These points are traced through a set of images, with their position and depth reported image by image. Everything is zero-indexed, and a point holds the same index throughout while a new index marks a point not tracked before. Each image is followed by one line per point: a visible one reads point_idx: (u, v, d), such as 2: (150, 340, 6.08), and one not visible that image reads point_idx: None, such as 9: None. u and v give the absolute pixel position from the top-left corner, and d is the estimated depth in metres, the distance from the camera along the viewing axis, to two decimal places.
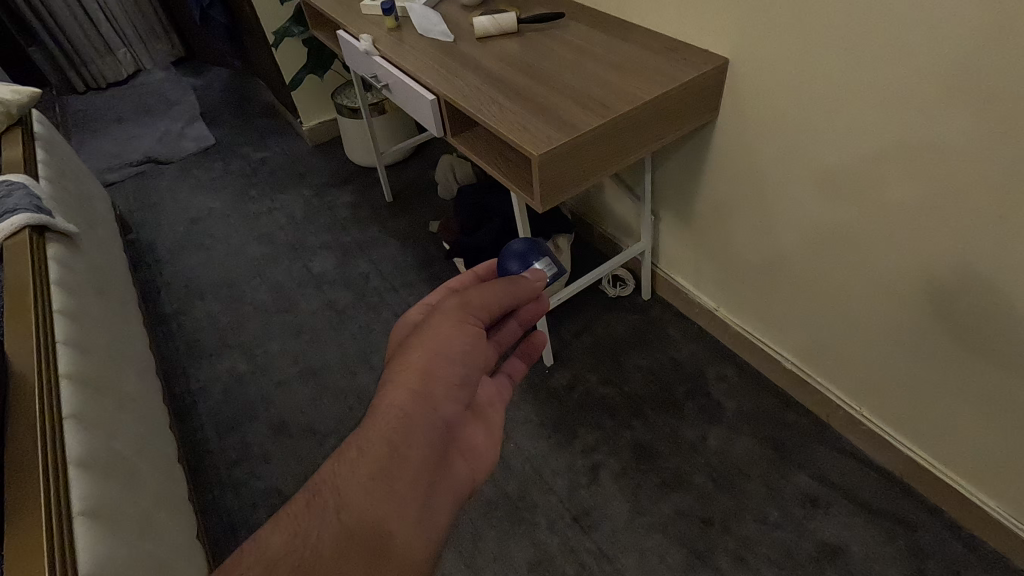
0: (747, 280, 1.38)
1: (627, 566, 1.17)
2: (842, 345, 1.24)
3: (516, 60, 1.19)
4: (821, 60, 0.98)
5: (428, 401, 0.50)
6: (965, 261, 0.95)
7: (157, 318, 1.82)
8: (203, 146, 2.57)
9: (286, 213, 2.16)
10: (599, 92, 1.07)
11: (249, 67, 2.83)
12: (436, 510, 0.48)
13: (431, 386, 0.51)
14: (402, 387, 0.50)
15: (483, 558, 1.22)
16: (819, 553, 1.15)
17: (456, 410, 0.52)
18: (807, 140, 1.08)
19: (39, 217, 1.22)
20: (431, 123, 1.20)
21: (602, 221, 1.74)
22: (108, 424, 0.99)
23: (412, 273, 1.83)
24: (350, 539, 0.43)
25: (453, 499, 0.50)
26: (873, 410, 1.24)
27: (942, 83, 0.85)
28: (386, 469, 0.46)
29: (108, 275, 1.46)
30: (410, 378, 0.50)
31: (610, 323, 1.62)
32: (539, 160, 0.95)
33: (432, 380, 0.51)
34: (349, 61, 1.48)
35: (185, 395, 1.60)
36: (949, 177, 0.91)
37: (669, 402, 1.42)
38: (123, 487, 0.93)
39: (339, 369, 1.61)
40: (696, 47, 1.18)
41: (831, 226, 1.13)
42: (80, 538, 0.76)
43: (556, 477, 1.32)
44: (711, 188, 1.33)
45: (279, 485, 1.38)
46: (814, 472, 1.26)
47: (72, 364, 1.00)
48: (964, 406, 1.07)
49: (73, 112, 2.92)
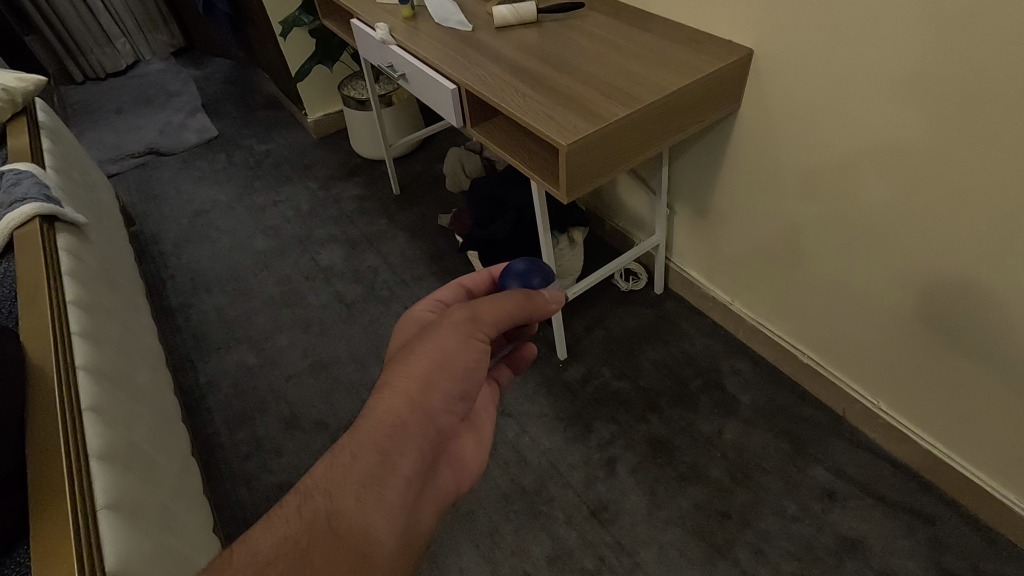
0: (762, 274, 1.37)
1: (646, 559, 1.17)
2: (858, 340, 1.23)
3: (537, 50, 1.17)
4: (845, 52, 0.97)
5: (422, 414, 0.62)
6: (988, 255, 0.95)
7: (163, 311, 1.80)
8: (205, 138, 2.54)
9: (292, 206, 2.13)
10: (623, 82, 1.06)
11: (251, 57, 2.80)
12: (419, 504, 0.62)
13: (428, 397, 0.62)
14: (403, 396, 0.61)
15: (501, 551, 1.21)
16: (838, 546, 1.15)
17: (447, 418, 0.64)
18: (830, 134, 1.07)
19: (49, 207, 1.19)
20: (451, 113, 1.19)
21: (614, 214, 1.73)
22: (126, 418, 0.98)
23: (422, 266, 1.82)
24: (337, 537, 0.56)
25: (434, 493, 0.64)
26: (891, 404, 1.24)
27: (974, 74, 0.84)
28: (377, 474, 0.59)
29: (118, 267, 1.44)
30: (410, 390, 0.61)
31: (623, 316, 1.62)
32: (566, 151, 0.94)
33: (428, 397, 0.62)
34: (363, 51, 1.46)
35: (193, 388, 1.58)
36: (978, 172, 0.90)
37: (683, 395, 1.42)
38: (143, 480, 0.92)
39: (350, 362, 1.59)
40: (718, 37, 1.16)
41: (851, 220, 1.12)
42: (106, 533, 0.75)
43: (572, 471, 1.31)
44: (729, 180, 1.32)
45: (292, 479, 1.36)
46: (831, 465, 1.27)
47: (88, 356, 0.99)
48: (985, 400, 1.07)
49: (72, 103, 2.88)
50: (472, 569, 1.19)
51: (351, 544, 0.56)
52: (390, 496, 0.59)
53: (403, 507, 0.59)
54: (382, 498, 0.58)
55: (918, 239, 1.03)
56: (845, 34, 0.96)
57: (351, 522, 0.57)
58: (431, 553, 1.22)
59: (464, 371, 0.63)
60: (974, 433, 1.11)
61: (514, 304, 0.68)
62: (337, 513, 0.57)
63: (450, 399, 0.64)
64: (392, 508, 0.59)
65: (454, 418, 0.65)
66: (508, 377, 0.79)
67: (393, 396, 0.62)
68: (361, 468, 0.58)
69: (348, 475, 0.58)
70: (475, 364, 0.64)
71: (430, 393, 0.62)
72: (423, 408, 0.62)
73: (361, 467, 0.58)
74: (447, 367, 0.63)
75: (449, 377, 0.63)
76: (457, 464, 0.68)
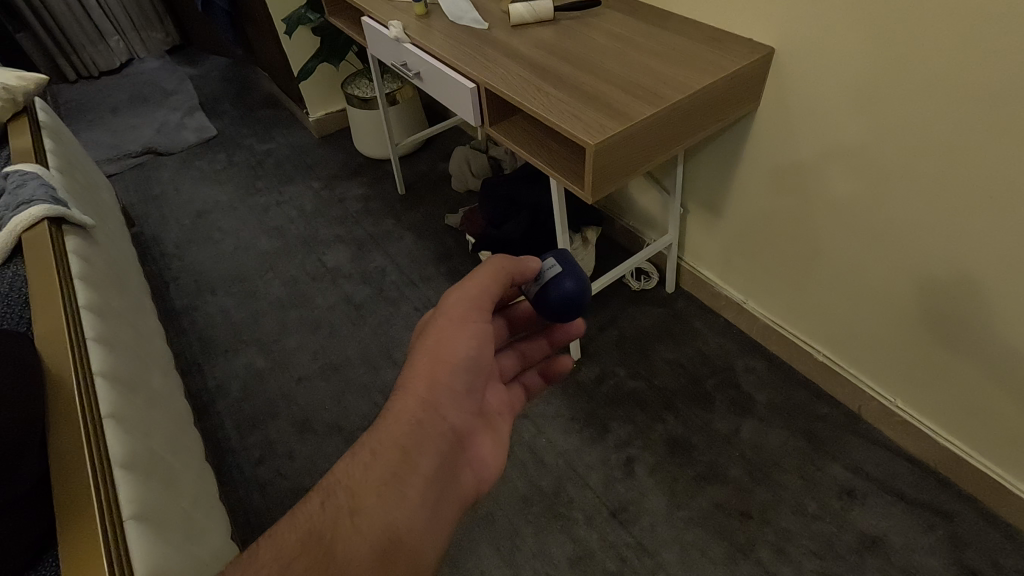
0: (777, 272, 1.37)
1: (668, 560, 1.17)
2: (875, 338, 1.23)
3: (555, 48, 1.16)
4: (863, 48, 0.97)
5: (433, 411, 0.63)
6: (1003, 250, 0.95)
7: (167, 313, 1.77)
8: (205, 137, 2.51)
9: (296, 206, 2.11)
10: (647, 81, 1.05)
11: (249, 55, 2.76)
12: (442, 506, 0.62)
13: (437, 393, 0.64)
14: (412, 394, 0.63)
15: (522, 554, 1.20)
16: (859, 544, 1.16)
17: (460, 415, 0.65)
18: (848, 132, 1.07)
19: (57, 209, 1.16)
20: (469, 111, 1.18)
21: (624, 213, 1.73)
22: (144, 424, 0.95)
23: (431, 266, 1.81)
24: (362, 537, 0.56)
25: (457, 495, 0.64)
26: (908, 401, 1.24)
27: (998, 73, 0.84)
28: (396, 472, 0.59)
29: (125, 269, 1.41)
30: (419, 388, 0.63)
31: (636, 316, 1.61)
32: (594, 150, 0.93)
33: (436, 393, 0.64)
34: (375, 49, 1.45)
35: (201, 392, 1.56)
36: (1002, 170, 0.89)
37: (700, 395, 1.42)
38: (165, 487, 0.90)
39: (361, 364, 1.57)
40: (736, 34, 1.16)
41: (866, 219, 1.12)
42: (134, 543, 0.73)
43: (591, 472, 1.31)
44: (745, 180, 1.32)
45: (306, 484, 1.34)
46: (849, 464, 1.27)
47: (104, 363, 0.96)
48: (1001, 397, 1.07)
49: (66, 102, 2.83)
50: (494, 572, 1.18)
51: (374, 543, 0.56)
52: (410, 494, 0.59)
53: (424, 505, 0.60)
54: (401, 496, 0.58)
55: (930, 236, 1.03)
56: (865, 32, 0.95)
57: (373, 520, 0.56)
58: (451, 556, 1.21)
59: (465, 362, 0.65)
60: (990, 428, 1.12)
61: (495, 268, 0.72)
62: (359, 511, 0.56)
63: (458, 394, 0.65)
64: (414, 506, 0.59)
65: (465, 414, 0.66)
66: (539, 386, 0.83)
67: (405, 396, 0.63)
68: (381, 466, 0.59)
69: (368, 474, 0.59)
70: (475, 353, 0.66)
71: (437, 389, 0.64)
72: (433, 404, 0.63)
73: (380, 465, 0.59)
74: (450, 361, 0.65)
75: (452, 370, 0.65)
76: (477, 464, 0.68)
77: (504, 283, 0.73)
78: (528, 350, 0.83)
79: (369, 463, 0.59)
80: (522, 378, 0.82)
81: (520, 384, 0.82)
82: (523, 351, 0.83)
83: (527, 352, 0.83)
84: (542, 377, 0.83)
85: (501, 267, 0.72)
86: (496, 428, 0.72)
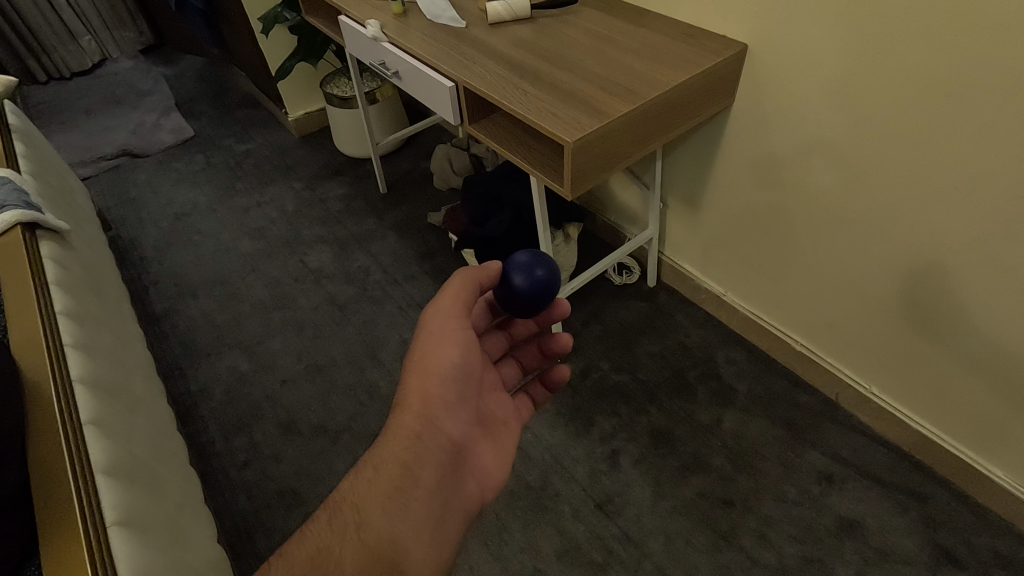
0: (754, 264, 1.40)
1: (653, 549, 1.19)
2: (846, 324, 1.27)
3: (534, 47, 1.17)
4: (837, 46, 0.99)
5: (431, 423, 0.65)
6: (973, 236, 0.97)
7: (148, 317, 1.75)
8: (182, 137, 2.47)
9: (276, 206, 2.09)
10: (625, 79, 1.07)
11: (226, 55, 2.73)
12: (446, 516, 0.64)
13: (431, 408, 0.66)
14: (408, 412, 0.65)
15: (510, 548, 1.22)
16: (837, 527, 1.19)
17: (456, 426, 0.68)
18: (817, 124, 1.09)
19: (31, 214, 1.15)
20: (449, 109, 1.18)
21: (605, 209, 1.75)
22: (125, 429, 0.94)
23: (415, 264, 1.81)
24: (370, 551, 0.57)
25: (462, 506, 0.67)
26: (881, 387, 1.28)
27: (962, 69, 0.86)
28: (399, 485, 0.61)
29: (102, 273, 1.39)
30: (413, 404, 0.65)
31: (618, 310, 1.63)
32: (572, 149, 0.95)
33: (431, 405, 0.66)
34: (354, 48, 1.45)
35: (184, 397, 1.54)
36: (970, 161, 0.92)
37: (681, 386, 1.44)
38: (148, 494, 0.89)
39: (346, 365, 1.57)
40: (710, 32, 1.17)
41: (837, 209, 1.15)
42: (118, 550, 0.73)
43: (576, 465, 1.33)
44: (721, 175, 1.34)
45: (293, 484, 1.34)
46: (827, 449, 1.30)
47: (84, 369, 0.95)
48: (973, 379, 1.10)
49: (38, 104, 2.77)
50: (481, 567, 1.19)
51: (382, 554, 0.57)
52: (415, 506, 0.61)
53: (428, 516, 0.62)
54: (407, 508, 0.61)
55: (913, 232, 1.05)
56: (833, 29, 0.98)
57: (379, 531, 0.58)
58: None
59: (455, 374, 0.68)
60: (966, 416, 1.15)
61: (465, 275, 0.73)
62: (365, 525, 0.58)
63: (452, 405, 0.68)
64: (418, 515, 0.61)
65: (461, 425, 0.69)
66: (542, 395, 0.85)
67: (402, 412, 0.66)
68: (385, 479, 0.61)
69: (373, 488, 0.61)
70: (461, 362, 0.68)
71: (432, 403, 0.66)
72: (430, 417, 0.65)
73: (384, 480, 0.61)
74: (437, 372, 0.67)
75: (444, 381, 0.67)
76: (480, 473, 0.71)
77: (476, 290, 0.73)
78: (525, 358, 0.90)
79: (372, 479, 0.61)
80: (528, 388, 0.86)
81: (525, 393, 0.85)
82: (520, 359, 0.90)
83: (524, 359, 0.89)
84: (544, 386, 0.86)
85: (471, 275, 0.74)
86: (495, 435, 0.75)
